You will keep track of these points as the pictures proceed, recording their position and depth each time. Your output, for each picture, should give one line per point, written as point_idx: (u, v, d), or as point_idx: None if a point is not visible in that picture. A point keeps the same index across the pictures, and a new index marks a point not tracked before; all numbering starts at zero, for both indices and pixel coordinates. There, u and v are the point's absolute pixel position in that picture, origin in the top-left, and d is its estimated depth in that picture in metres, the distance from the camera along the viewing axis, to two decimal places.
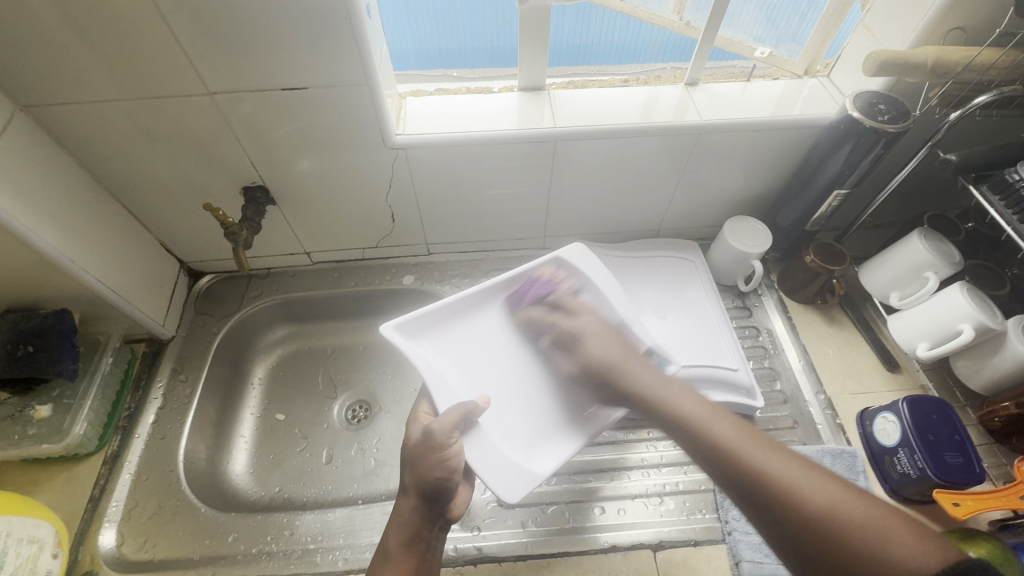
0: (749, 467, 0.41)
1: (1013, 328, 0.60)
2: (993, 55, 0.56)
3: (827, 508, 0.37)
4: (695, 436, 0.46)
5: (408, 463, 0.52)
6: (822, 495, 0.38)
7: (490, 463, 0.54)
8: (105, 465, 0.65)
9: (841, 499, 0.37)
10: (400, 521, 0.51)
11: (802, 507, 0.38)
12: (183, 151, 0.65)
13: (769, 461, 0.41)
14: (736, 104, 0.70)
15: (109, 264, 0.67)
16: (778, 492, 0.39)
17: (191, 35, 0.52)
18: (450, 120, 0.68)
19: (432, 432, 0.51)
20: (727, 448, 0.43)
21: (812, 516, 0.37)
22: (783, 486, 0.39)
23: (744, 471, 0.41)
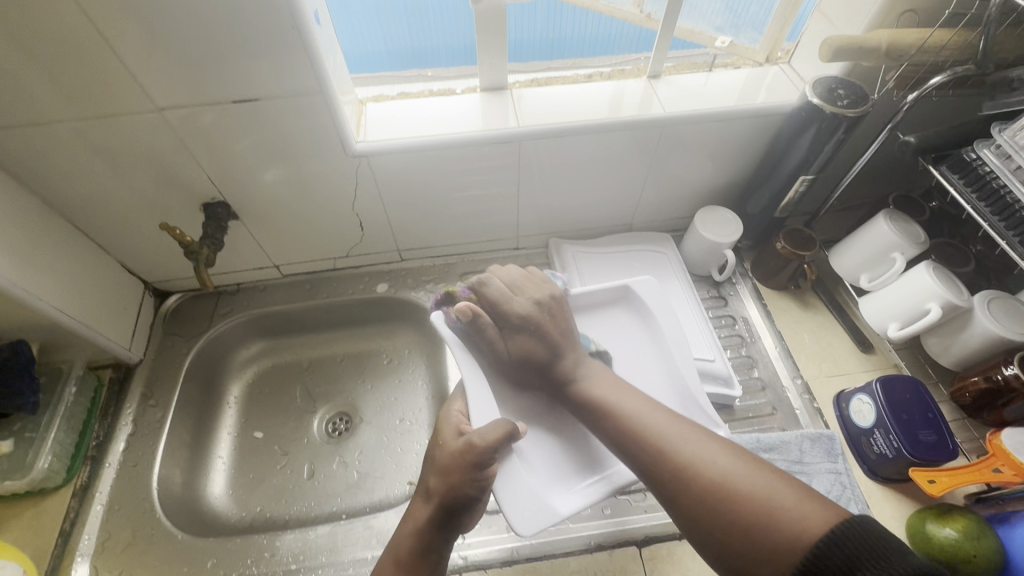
0: (663, 450, 0.49)
1: (979, 304, 0.60)
2: (945, 36, 0.56)
3: (722, 482, 0.45)
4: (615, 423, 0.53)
5: (439, 470, 0.51)
6: (717, 468, 0.46)
7: (514, 493, 0.52)
8: (75, 498, 0.63)
9: (735, 473, 0.45)
10: (415, 528, 0.50)
11: (705, 478, 0.45)
12: (137, 169, 0.63)
13: (675, 441, 0.49)
14: (699, 95, 0.70)
15: (67, 290, 0.64)
16: (681, 471, 0.47)
17: (133, 50, 0.50)
18: (413, 125, 0.67)
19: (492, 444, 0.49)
20: (642, 433, 0.51)
21: (708, 484, 0.45)
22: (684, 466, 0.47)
23: (654, 454, 0.49)
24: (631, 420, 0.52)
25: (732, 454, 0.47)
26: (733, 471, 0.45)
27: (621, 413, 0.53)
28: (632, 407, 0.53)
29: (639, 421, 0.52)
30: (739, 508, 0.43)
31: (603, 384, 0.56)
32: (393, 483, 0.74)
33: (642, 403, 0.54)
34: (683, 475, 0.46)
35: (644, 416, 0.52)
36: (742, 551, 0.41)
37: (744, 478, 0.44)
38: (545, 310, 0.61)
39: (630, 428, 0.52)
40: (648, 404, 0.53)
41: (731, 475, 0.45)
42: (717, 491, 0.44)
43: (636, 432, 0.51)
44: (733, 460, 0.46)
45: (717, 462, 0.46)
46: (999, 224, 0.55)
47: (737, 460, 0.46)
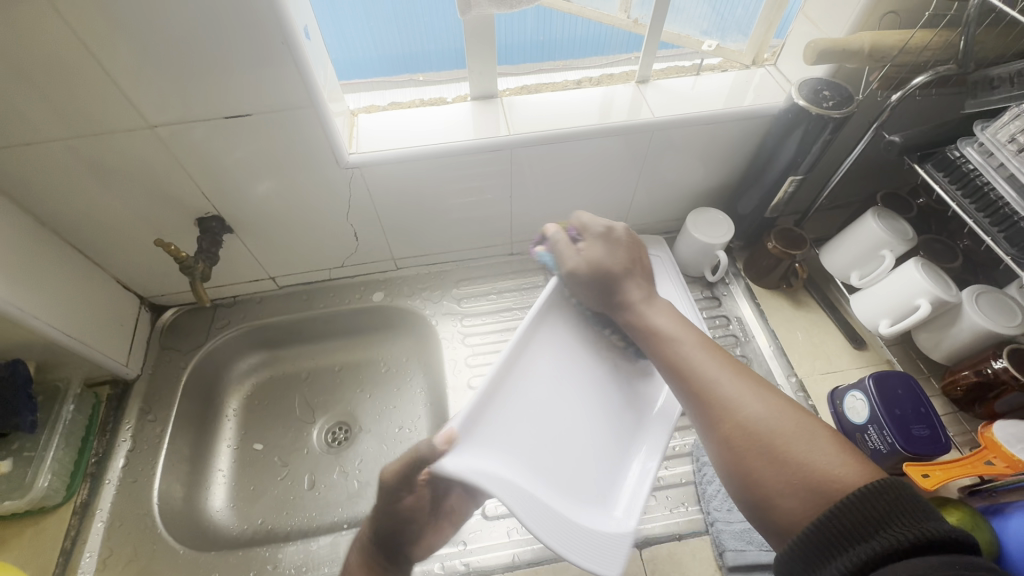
0: (705, 378, 0.45)
1: (968, 299, 0.61)
2: (926, 37, 0.57)
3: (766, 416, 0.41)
4: (656, 351, 0.50)
5: None
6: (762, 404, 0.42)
7: (579, 538, 0.43)
8: (76, 515, 0.63)
9: (783, 412, 0.41)
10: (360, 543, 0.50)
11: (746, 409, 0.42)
12: (131, 186, 0.63)
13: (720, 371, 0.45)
14: (688, 99, 0.71)
15: (63, 308, 0.64)
16: (723, 400, 0.43)
17: (124, 68, 0.51)
18: (405, 134, 0.68)
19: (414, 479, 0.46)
20: (681, 360, 0.47)
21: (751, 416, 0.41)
22: (727, 398, 0.43)
23: (695, 380, 0.46)
24: (678, 354, 0.48)
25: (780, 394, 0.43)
26: (771, 415, 0.41)
27: (666, 343, 0.49)
28: (686, 338, 0.48)
29: (687, 354, 0.47)
30: (775, 447, 0.39)
31: (665, 319, 0.51)
32: None
33: (691, 336, 0.49)
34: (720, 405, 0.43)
35: (688, 346, 0.48)
36: (772, 485, 0.39)
37: (790, 417, 0.41)
38: (608, 245, 0.56)
39: (675, 359, 0.47)
40: (700, 339, 0.48)
41: (779, 412, 0.41)
42: (751, 427, 0.41)
43: (676, 361, 0.47)
44: (773, 403, 0.42)
45: (757, 402, 0.42)
46: (983, 221, 0.56)
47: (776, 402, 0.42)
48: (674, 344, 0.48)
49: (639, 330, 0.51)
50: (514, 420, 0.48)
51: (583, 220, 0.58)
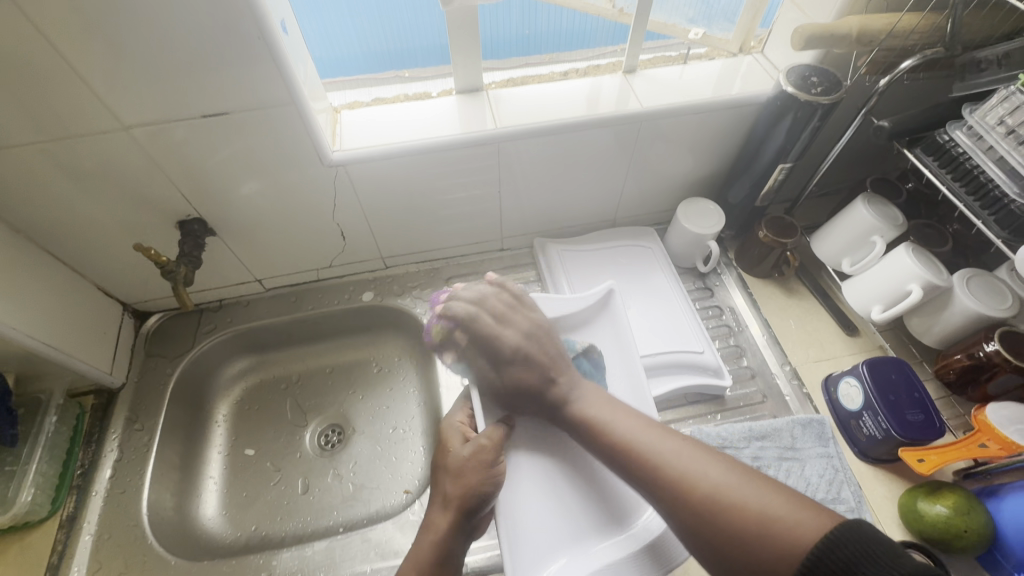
0: (653, 464, 0.47)
1: (958, 283, 0.61)
2: (913, 20, 0.56)
3: (720, 493, 0.43)
4: (600, 435, 0.51)
5: (452, 475, 0.53)
6: (713, 479, 0.44)
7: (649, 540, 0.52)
8: (62, 530, 0.62)
9: (731, 483, 0.43)
10: (434, 535, 0.51)
11: (698, 495, 0.43)
12: (110, 190, 0.61)
13: (667, 451, 0.47)
14: (676, 88, 0.70)
15: (43, 317, 0.63)
16: (677, 487, 0.44)
17: (95, 68, 0.49)
18: (390, 130, 0.66)
19: (433, 541, 0.51)
20: (629, 444, 0.49)
21: (706, 499, 0.43)
22: (680, 481, 0.44)
23: (644, 468, 0.47)
24: (625, 437, 0.49)
25: (725, 461, 0.45)
26: (732, 486, 0.43)
27: (612, 433, 0.51)
28: (621, 424, 0.51)
29: (634, 438, 0.49)
30: (740, 518, 0.41)
31: (600, 407, 0.53)
32: (390, 492, 0.73)
33: (641, 425, 0.50)
34: (684, 495, 0.44)
35: (634, 430, 0.50)
36: (745, 566, 0.40)
37: (741, 490, 0.42)
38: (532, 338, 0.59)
39: (621, 443, 0.49)
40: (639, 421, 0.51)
41: (726, 487, 0.43)
42: (709, 504, 0.42)
43: (632, 450, 0.48)
44: (730, 473, 0.44)
45: (713, 473, 0.44)
46: (973, 204, 0.56)
47: (735, 474, 0.44)
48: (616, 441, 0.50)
49: (574, 413, 0.54)
50: (534, 494, 0.55)
51: (489, 291, 0.64)
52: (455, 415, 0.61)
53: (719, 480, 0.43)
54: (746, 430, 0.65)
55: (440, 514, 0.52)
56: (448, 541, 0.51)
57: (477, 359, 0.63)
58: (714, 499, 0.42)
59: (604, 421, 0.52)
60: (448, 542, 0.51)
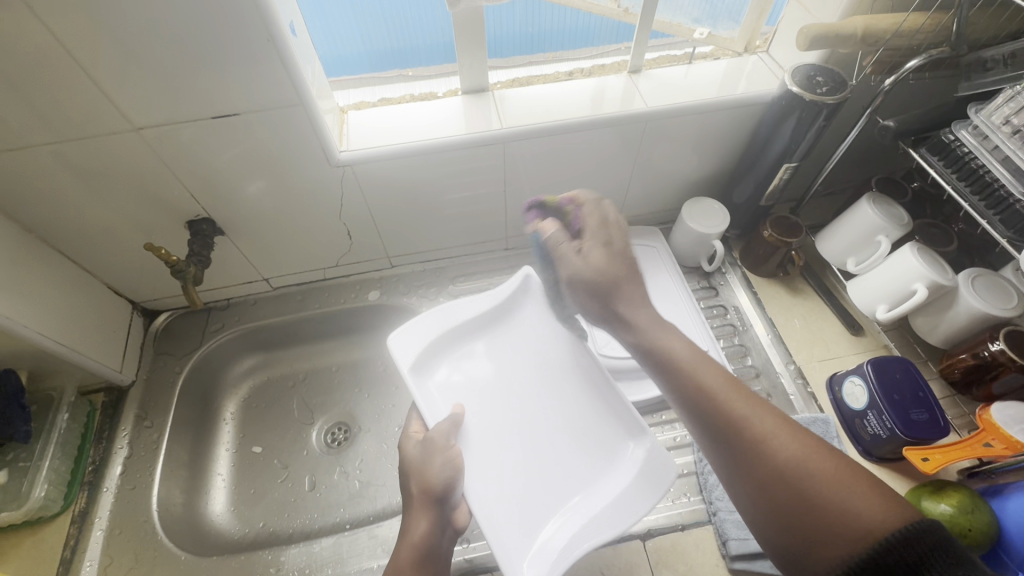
0: (727, 414, 0.42)
1: (964, 282, 0.61)
2: (918, 21, 0.56)
3: (795, 465, 0.38)
4: (674, 374, 0.46)
5: (415, 476, 0.51)
6: (788, 448, 0.39)
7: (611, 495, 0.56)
8: (74, 525, 0.63)
9: (809, 458, 0.38)
10: (410, 538, 0.47)
11: (773, 459, 0.39)
12: (120, 190, 0.62)
13: (742, 407, 0.42)
14: (681, 87, 0.70)
15: (54, 316, 0.63)
16: (749, 443, 0.40)
17: (106, 70, 0.50)
18: (396, 130, 0.67)
19: (415, 543, 0.46)
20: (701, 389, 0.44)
21: (780, 465, 0.38)
22: (752, 439, 0.40)
23: (716, 415, 0.42)
24: (693, 377, 0.44)
25: (799, 431, 0.40)
26: (805, 460, 0.38)
27: (691, 377, 0.44)
28: (711, 377, 0.44)
29: (701, 381, 0.44)
30: (818, 495, 0.36)
31: (682, 347, 0.46)
32: (396, 490, 0.74)
33: (715, 371, 0.45)
34: (749, 453, 0.40)
35: (712, 383, 0.44)
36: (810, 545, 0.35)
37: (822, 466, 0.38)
38: (619, 261, 0.51)
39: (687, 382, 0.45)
40: (727, 378, 0.44)
41: (804, 460, 0.38)
42: (784, 471, 0.38)
43: (703, 397, 0.43)
44: (808, 448, 0.39)
45: (793, 446, 0.39)
46: (979, 204, 0.56)
47: (815, 447, 0.39)
48: (696, 381, 0.44)
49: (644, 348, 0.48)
50: (498, 478, 0.57)
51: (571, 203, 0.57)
52: (408, 425, 0.59)
53: (796, 455, 0.38)
54: None
55: (421, 514, 0.48)
56: (430, 537, 0.47)
57: (421, 364, 0.64)
58: (779, 467, 0.38)
59: (681, 362, 0.46)
60: (432, 541, 0.47)
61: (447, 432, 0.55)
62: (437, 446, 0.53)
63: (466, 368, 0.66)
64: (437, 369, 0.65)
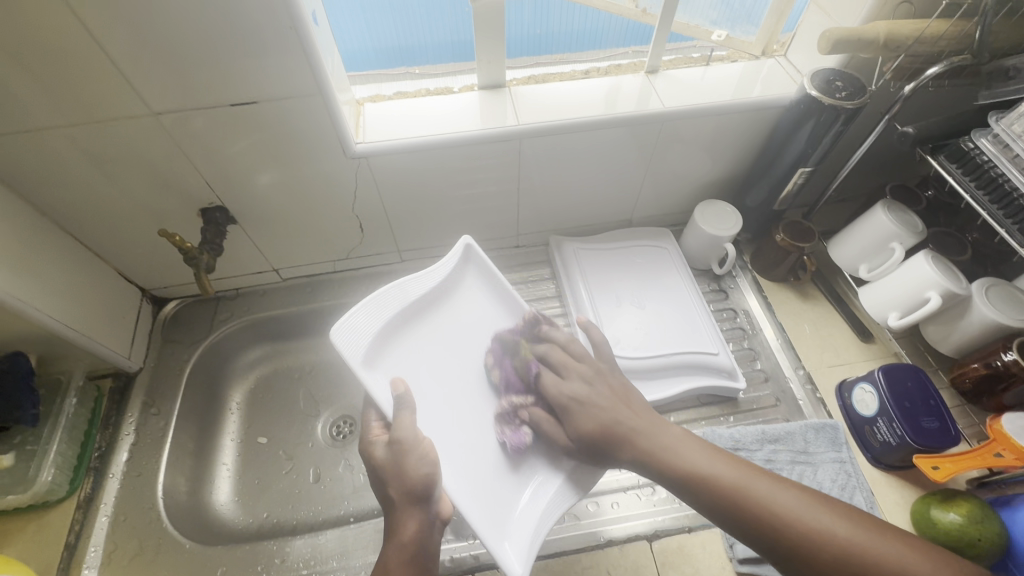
0: (762, 515, 0.45)
1: (977, 292, 0.61)
2: (942, 27, 0.56)
3: (844, 547, 0.42)
4: (694, 486, 0.49)
5: (398, 478, 0.47)
6: (835, 533, 0.43)
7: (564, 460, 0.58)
8: (79, 510, 0.62)
9: (842, 531, 0.43)
10: (401, 541, 0.46)
11: (822, 547, 0.43)
12: (133, 175, 0.62)
13: (762, 492, 0.46)
14: (699, 89, 0.70)
15: (65, 300, 0.63)
16: (799, 538, 0.44)
17: (127, 54, 0.49)
18: (411, 124, 0.67)
19: (406, 543, 0.46)
20: (726, 487, 0.47)
21: (835, 555, 0.42)
22: (800, 533, 0.44)
23: (758, 522, 0.45)
24: (701, 472, 0.49)
25: (830, 506, 0.45)
26: (856, 537, 0.43)
27: (708, 475, 0.48)
28: (727, 473, 0.48)
29: (712, 474, 0.48)
30: (876, 570, 0.41)
31: (691, 449, 0.51)
32: None
33: (726, 462, 0.49)
34: (800, 543, 0.43)
35: (729, 474, 0.48)
36: None
37: (865, 543, 0.42)
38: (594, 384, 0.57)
39: (701, 473, 0.49)
40: (739, 466, 0.49)
41: (849, 540, 0.43)
42: (844, 554, 0.42)
43: (731, 496, 0.47)
44: (851, 522, 0.44)
45: (836, 525, 0.44)
46: (998, 212, 0.56)
47: (853, 522, 0.44)
48: (725, 485, 0.47)
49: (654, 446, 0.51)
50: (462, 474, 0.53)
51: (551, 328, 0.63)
52: (368, 426, 0.52)
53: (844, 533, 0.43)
54: (759, 433, 0.65)
55: (407, 514, 0.47)
56: (420, 538, 0.46)
57: (372, 357, 0.55)
58: (827, 540, 0.43)
59: (695, 467, 0.49)
60: (422, 538, 0.46)
61: (412, 427, 0.49)
62: (409, 445, 0.48)
63: (416, 357, 0.59)
64: (385, 358, 0.56)
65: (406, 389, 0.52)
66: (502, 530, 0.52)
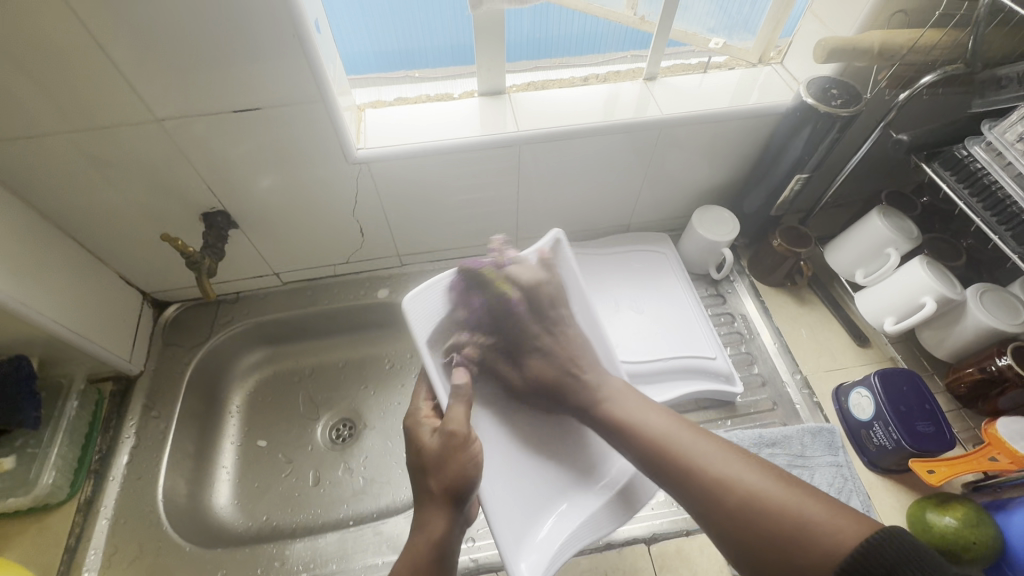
0: (681, 462, 0.47)
1: (972, 297, 0.62)
2: (935, 36, 0.57)
3: (749, 493, 0.43)
4: (629, 435, 0.51)
5: (435, 472, 0.47)
6: (745, 482, 0.43)
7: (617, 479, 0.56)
8: (79, 513, 0.63)
9: (757, 484, 0.43)
10: (429, 536, 0.46)
11: (728, 494, 0.43)
12: (135, 180, 0.62)
13: (686, 444, 0.48)
14: (697, 96, 0.71)
15: (67, 304, 0.64)
16: (706, 486, 0.45)
17: (132, 61, 0.50)
18: (411, 130, 0.67)
19: (435, 541, 0.46)
20: (655, 438, 0.49)
21: (735, 502, 0.43)
22: (708, 480, 0.45)
23: (674, 467, 0.47)
24: (635, 426, 0.51)
25: (757, 464, 0.45)
26: (764, 488, 0.43)
27: (643, 429, 0.50)
28: (659, 425, 0.50)
29: (647, 428, 0.50)
30: (770, 516, 0.41)
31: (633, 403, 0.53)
32: (399, 487, 0.74)
33: (665, 417, 0.51)
34: (713, 492, 0.44)
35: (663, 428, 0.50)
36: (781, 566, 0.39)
37: (772, 492, 0.42)
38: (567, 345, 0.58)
39: (631, 424, 0.51)
40: (673, 421, 0.50)
41: (758, 489, 0.43)
42: (742, 503, 0.43)
43: (657, 448, 0.49)
44: (764, 473, 0.44)
45: (750, 477, 0.44)
46: (990, 219, 0.57)
47: (767, 475, 0.44)
48: (652, 437, 0.49)
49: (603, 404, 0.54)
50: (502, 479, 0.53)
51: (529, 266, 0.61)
52: (419, 408, 0.53)
53: (755, 484, 0.43)
54: (756, 437, 0.65)
55: (436, 512, 0.47)
56: (447, 538, 0.46)
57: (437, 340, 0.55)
58: (737, 493, 0.43)
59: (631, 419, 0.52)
60: (448, 539, 0.47)
61: (464, 421, 0.49)
62: (461, 446, 0.47)
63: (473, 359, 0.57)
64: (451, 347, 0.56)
65: (467, 382, 0.52)
66: (523, 541, 0.50)
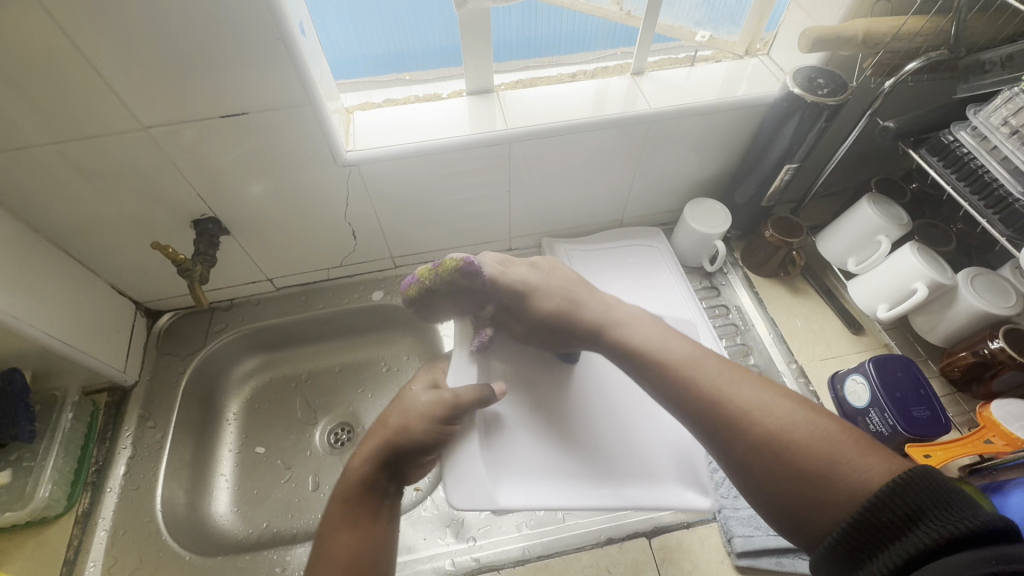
0: (715, 396, 0.45)
1: (963, 282, 0.62)
2: (919, 23, 0.58)
3: (779, 429, 0.41)
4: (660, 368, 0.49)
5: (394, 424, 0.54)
6: (773, 417, 0.42)
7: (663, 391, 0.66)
8: (77, 525, 0.62)
9: (793, 421, 0.41)
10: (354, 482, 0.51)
11: (759, 429, 0.42)
12: (125, 189, 0.62)
13: (716, 378, 0.46)
14: (685, 89, 0.71)
15: (59, 316, 0.63)
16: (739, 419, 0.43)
17: (118, 70, 0.50)
18: (400, 130, 0.67)
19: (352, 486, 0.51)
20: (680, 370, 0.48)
21: (767, 434, 0.41)
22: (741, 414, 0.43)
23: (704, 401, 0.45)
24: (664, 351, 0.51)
25: (788, 399, 0.43)
26: (792, 422, 0.41)
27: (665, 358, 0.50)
28: (680, 352, 0.50)
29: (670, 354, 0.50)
30: (806, 456, 0.39)
31: (647, 329, 0.54)
32: None
33: (686, 348, 0.50)
34: (744, 417, 0.43)
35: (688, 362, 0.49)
36: (804, 500, 0.38)
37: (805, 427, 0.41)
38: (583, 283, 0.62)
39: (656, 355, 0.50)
40: (696, 349, 0.50)
41: (789, 426, 0.41)
42: (776, 436, 0.41)
43: (682, 373, 0.48)
44: (791, 407, 0.43)
45: (778, 407, 0.43)
46: (978, 203, 0.57)
47: (800, 408, 0.42)
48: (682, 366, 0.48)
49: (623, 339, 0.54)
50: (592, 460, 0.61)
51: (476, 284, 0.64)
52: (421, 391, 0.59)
53: (783, 415, 0.42)
54: None
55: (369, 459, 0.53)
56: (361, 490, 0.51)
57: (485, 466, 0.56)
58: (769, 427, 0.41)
59: (655, 348, 0.51)
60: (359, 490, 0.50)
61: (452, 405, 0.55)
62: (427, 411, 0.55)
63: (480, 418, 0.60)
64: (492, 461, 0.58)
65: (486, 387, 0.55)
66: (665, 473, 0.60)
